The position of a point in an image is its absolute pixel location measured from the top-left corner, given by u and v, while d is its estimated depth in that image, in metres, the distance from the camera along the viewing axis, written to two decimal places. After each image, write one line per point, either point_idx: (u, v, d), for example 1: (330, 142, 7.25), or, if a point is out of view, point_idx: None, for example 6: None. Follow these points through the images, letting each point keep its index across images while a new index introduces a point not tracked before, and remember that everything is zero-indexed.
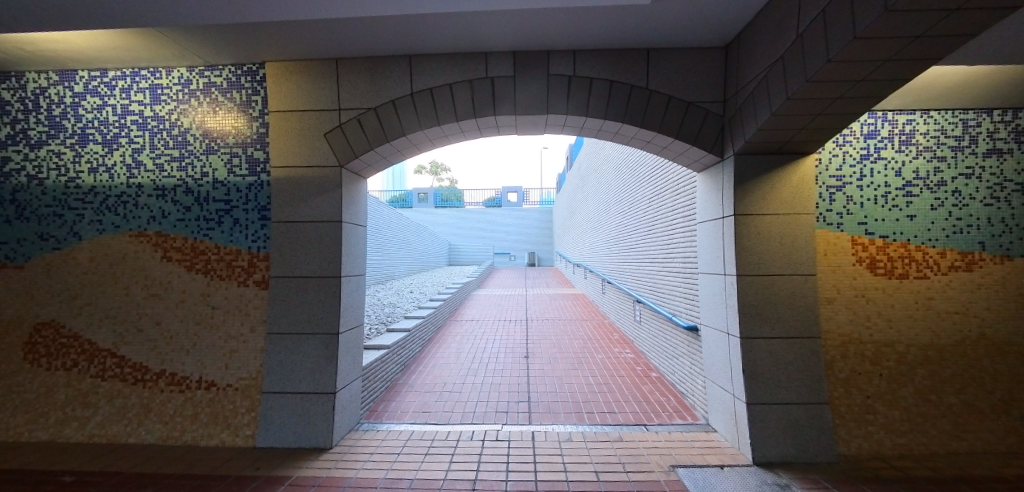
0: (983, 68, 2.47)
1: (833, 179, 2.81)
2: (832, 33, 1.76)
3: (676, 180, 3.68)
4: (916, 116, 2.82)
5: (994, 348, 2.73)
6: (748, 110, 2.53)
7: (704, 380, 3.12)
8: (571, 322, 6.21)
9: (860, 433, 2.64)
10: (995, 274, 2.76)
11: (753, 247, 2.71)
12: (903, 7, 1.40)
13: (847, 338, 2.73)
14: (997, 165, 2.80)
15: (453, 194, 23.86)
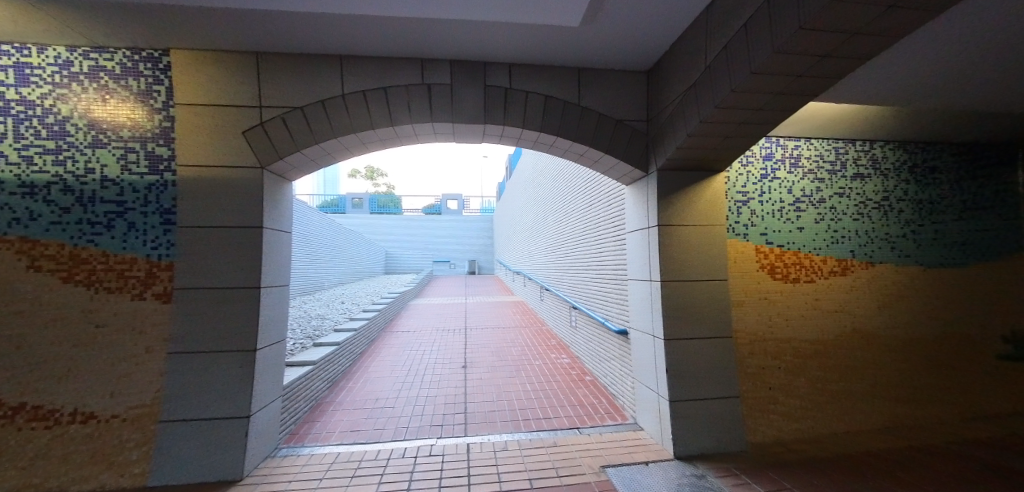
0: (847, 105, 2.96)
1: (740, 195, 3.16)
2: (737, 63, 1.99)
3: (607, 192, 3.90)
4: (802, 142, 3.28)
5: (864, 340, 3.20)
6: (668, 129, 2.76)
7: (632, 381, 3.30)
8: (510, 329, 6.27)
9: (765, 422, 2.94)
10: (863, 278, 3.26)
11: (674, 255, 2.95)
12: (787, 50, 1.76)
13: (753, 336, 3.04)
14: (862, 187, 3.32)
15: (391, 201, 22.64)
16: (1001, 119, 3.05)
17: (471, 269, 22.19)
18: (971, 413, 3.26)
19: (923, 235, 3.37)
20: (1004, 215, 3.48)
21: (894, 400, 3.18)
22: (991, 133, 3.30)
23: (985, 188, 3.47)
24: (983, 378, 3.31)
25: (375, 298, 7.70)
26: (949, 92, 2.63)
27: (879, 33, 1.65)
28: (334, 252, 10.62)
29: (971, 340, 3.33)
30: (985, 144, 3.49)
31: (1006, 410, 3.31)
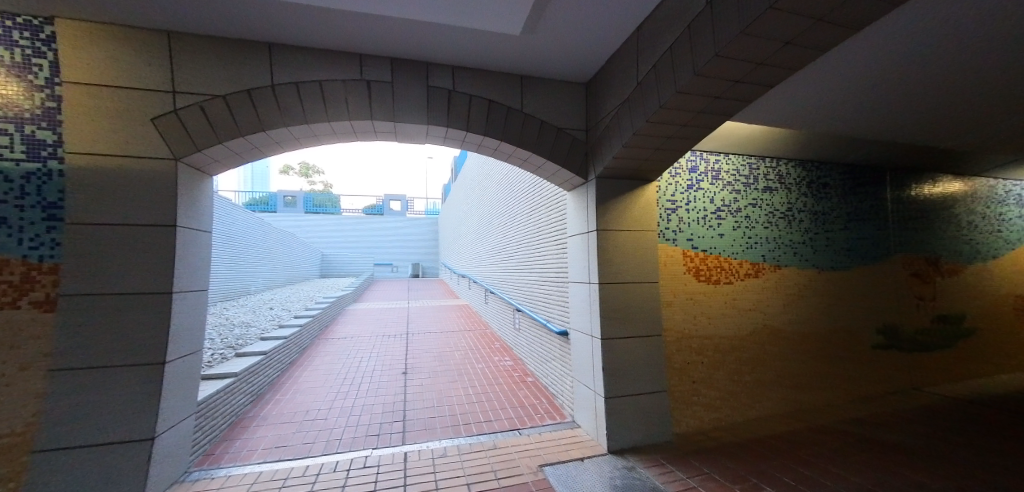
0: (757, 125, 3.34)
1: (669, 203, 3.41)
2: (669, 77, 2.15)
3: (550, 197, 4.02)
4: (722, 157, 3.62)
5: (773, 335, 3.58)
6: (606, 139, 2.92)
7: (571, 380, 3.42)
8: (453, 333, 6.22)
9: (688, 412, 3.18)
10: (772, 279, 3.66)
11: (611, 259, 3.10)
12: (705, 74, 2.03)
13: (680, 334, 3.29)
14: (772, 198, 3.73)
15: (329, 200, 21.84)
16: (875, 145, 3.62)
17: (415, 273, 21.64)
18: (855, 396, 3.76)
19: (819, 242, 3.86)
20: (879, 226, 4.10)
21: (797, 387, 3.57)
22: (867, 156, 3.90)
23: (865, 202, 4.07)
24: (864, 365, 3.84)
25: (308, 304, 7.19)
26: (838, 120, 3.06)
27: (776, 64, 1.99)
28: (262, 254, 9.76)
29: (856, 333, 3.86)
30: (866, 165, 4.08)
31: (879, 392, 3.88)
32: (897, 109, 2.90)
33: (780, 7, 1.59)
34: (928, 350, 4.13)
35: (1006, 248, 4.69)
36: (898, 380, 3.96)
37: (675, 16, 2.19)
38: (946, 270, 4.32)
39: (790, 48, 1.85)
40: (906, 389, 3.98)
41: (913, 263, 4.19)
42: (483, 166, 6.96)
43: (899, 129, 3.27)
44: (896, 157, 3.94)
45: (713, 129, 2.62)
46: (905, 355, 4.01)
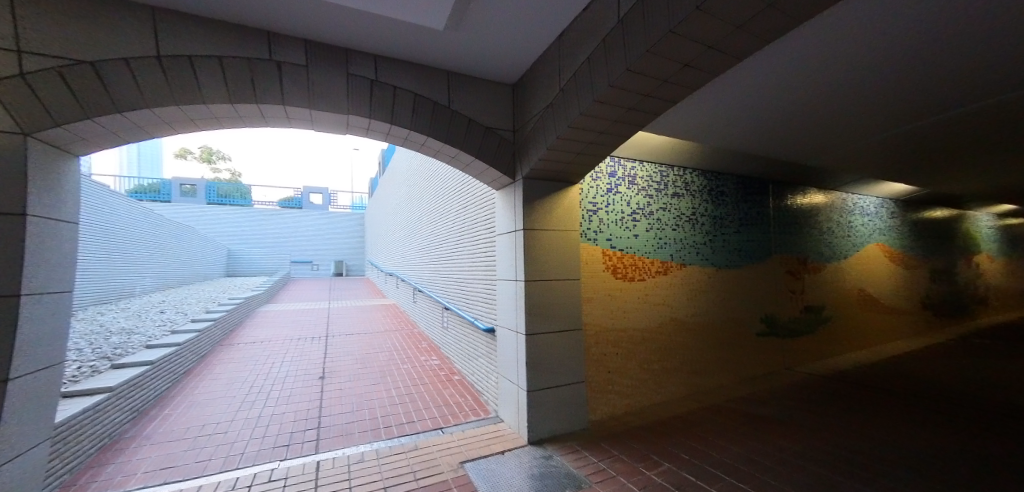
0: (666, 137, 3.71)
1: (591, 204, 3.62)
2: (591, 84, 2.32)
3: (479, 196, 4.05)
4: (638, 163, 3.93)
5: (679, 326, 3.98)
6: (533, 141, 3.03)
7: (497, 376, 3.49)
8: (378, 334, 5.99)
9: (603, 400, 3.42)
10: (678, 276, 4.07)
11: (536, 257, 3.21)
12: (618, 85, 2.24)
13: (599, 327, 3.52)
14: (679, 203, 4.14)
15: (238, 190, 20.14)
16: (760, 161, 4.21)
17: (337, 272, 20.27)
18: (741, 377, 4.33)
19: (717, 243, 4.37)
20: (763, 230, 4.75)
21: (696, 372, 4.01)
22: (754, 170, 4.52)
23: (753, 209, 4.69)
24: (749, 351, 4.44)
25: (209, 306, 6.38)
26: (732, 138, 3.50)
27: (677, 82, 2.24)
28: (148, 250, 8.40)
29: (743, 323, 4.44)
30: (754, 177, 4.71)
31: (760, 373, 4.51)
32: (776, 132, 3.40)
33: (678, 31, 1.80)
34: (797, 335, 4.90)
35: (852, 251, 5.74)
36: (774, 362, 4.64)
37: (593, 30, 2.38)
38: (810, 268, 5.16)
39: (687, 68, 2.10)
40: (779, 369, 4.68)
41: (788, 262, 4.93)
42: (413, 162, 6.76)
43: (777, 149, 3.83)
44: (776, 171, 4.61)
45: (627, 138, 2.87)
46: (780, 341, 4.72)
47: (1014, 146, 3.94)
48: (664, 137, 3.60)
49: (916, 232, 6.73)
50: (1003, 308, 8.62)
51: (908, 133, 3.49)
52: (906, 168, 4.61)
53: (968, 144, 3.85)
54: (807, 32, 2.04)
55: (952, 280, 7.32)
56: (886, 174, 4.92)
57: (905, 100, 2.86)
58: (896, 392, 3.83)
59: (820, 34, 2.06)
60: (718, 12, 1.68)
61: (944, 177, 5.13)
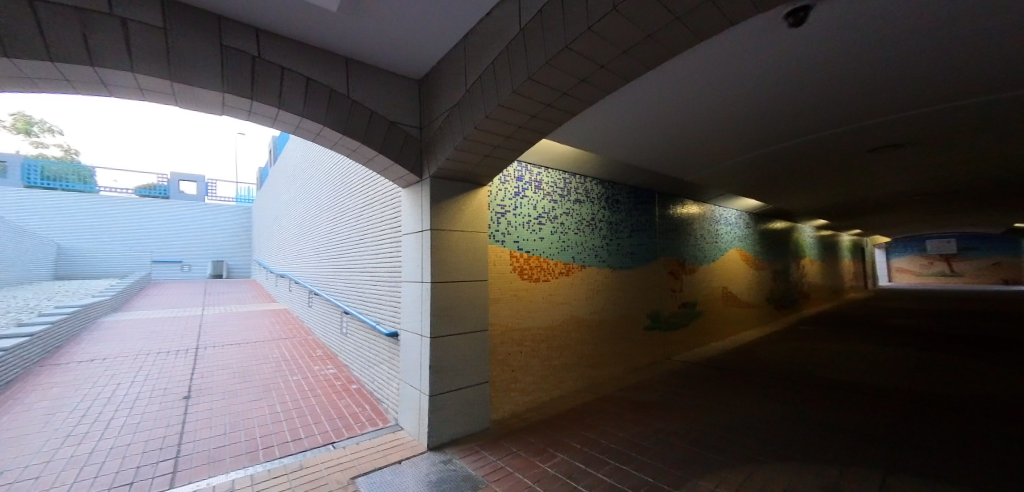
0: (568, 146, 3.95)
1: (499, 207, 3.69)
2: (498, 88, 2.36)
3: (384, 193, 3.86)
4: (545, 169, 4.11)
5: (578, 323, 4.27)
6: (441, 140, 2.97)
7: (398, 382, 3.36)
8: (265, 344, 5.36)
9: (507, 400, 3.50)
10: (579, 277, 4.36)
11: (442, 259, 3.14)
12: (521, 93, 2.29)
13: (505, 327, 3.59)
14: (581, 208, 4.44)
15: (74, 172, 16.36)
16: (648, 173, 4.71)
17: (218, 273, 17.51)
18: (630, 368, 4.81)
19: (613, 246, 4.80)
20: (651, 235, 5.35)
21: (592, 366, 4.34)
22: (644, 182, 5.05)
23: (643, 216, 5.25)
24: (638, 343, 4.95)
25: (22, 318, 4.96)
26: (625, 152, 3.86)
27: (574, 96, 2.38)
28: None
29: (633, 319, 4.94)
30: (645, 188, 5.27)
31: (646, 363, 5.05)
32: (661, 150, 3.83)
33: (573, 49, 1.92)
34: (676, 328, 5.61)
35: (719, 254, 6.78)
36: (658, 352, 5.25)
37: (499, 36, 2.41)
38: (687, 269, 5.96)
39: (583, 83, 2.24)
40: (662, 358, 5.31)
41: (670, 264, 5.63)
42: (310, 151, 6.15)
43: (662, 165, 4.33)
44: (661, 184, 5.22)
45: (531, 145, 2.97)
46: (663, 333, 5.36)
47: (825, 174, 5.03)
48: (566, 147, 3.84)
49: (763, 240, 8.21)
50: (818, 301, 10.96)
51: (757, 159, 4.21)
52: (756, 187, 5.59)
53: (797, 171, 4.80)
54: (681, 65, 2.31)
55: (786, 279, 9.09)
56: (743, 191, 5.92)
57: (754, 132, 3.45)
58: (745, 373, 4.60)
59: (691, 68, 2.36)
60: (607, 35, 1.81)
61: (782, 196, 6.34)
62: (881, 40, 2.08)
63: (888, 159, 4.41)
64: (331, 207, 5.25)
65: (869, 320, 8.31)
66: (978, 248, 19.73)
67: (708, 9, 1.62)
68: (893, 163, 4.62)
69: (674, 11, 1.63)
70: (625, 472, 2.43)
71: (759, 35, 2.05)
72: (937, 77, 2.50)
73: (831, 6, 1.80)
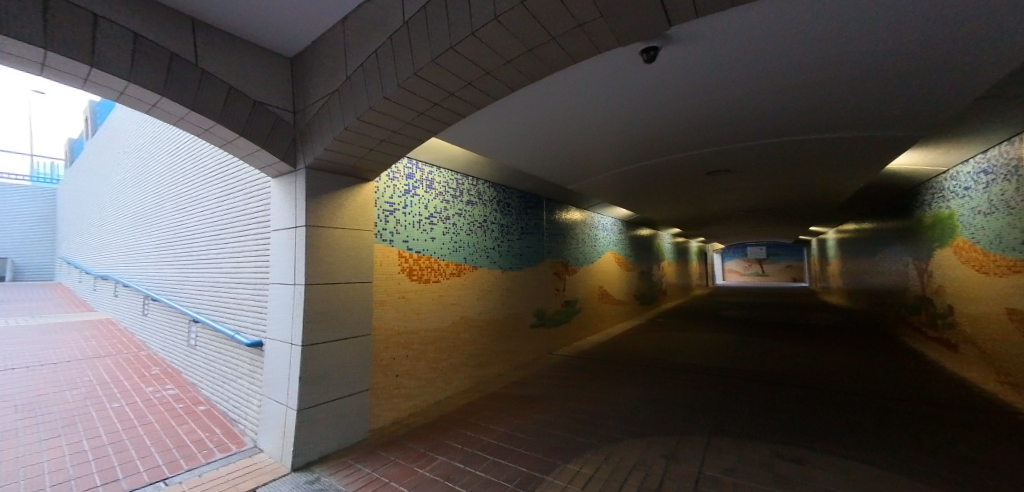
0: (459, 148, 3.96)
1: (388, 204, 3.51)
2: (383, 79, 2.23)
3: (247, 183, 3.38)
4: (436, 169, 4.05)
5: (468, 323, 4.32)
6: (319, 128, 2.69)
7: (260, 397, 2.98)
8: (70, 365, 4.23)
9: (388, 407, 3.33)
10: (470, 278, 4.41)
11: (319, 259, 2.84)
12: (407, 88, 2.18)
13: (390, 331, 3.43)
14: (473, 210, 4.51)
15: None
16: (538, 180, 5.00)
17: (0, 273, 13.40)
18: (517, 364, 5.04)
19: (504, 248, 4.98)
20: (539, 238, 5.71)
21: (480, 365, 4.42)
22: (533, 187, 5.36)
23: (532, 220, 5.57)
24: (525, 340, 5.23)
25: None
26: (517, 158, 4.02)
27: (462, 99, 2.37)
28: None
29: (521, 317, 5.20)
30: (534, 193, 5.60)
31: (532, 358, 5.36)
32: (548, 160, 4.09)
33: (458, 51, 1.90)
34: (559, 324, 6.09)
35: (597, 256, 7.58)
36: (543, 348, 5.62)
37: (385, 24, 2.28)
38: (570, 269, 6.52)
39: (470, 88, 2.23)
40: (546, 353, 5.69)
41: (556, 264, 6.09)
42: (148, 122, 4.99)
43: (550, 173, 4.63)
44: (549, 190, 5.60)
45: (420, 143, 2.88)
46: (548, 330, 5.75)
47: (677, 191, 6.00)
48: (457, 148, 3.84)
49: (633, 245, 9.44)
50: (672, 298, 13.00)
51: (627, 174, 4.80)
52: (627, 198, 6.39)
53: (657, 187, 5.62)
54: (562, 83, 2.48)
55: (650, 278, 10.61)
56: (617, 202, 6.70)
57: (621, 151, 3.93)
58: (615, 362, 5.19)
59: (572, 86, 2.54)
60: (490, 43, 1.83)
61: (648, 207, 7.37)
62: (715, 85, 2.53)
63: (719, 182, 5.45)
64: (177, 194, 4.38)
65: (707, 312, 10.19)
66: (779, 254, 25.60)
67: (579, 33, 1.75)
68: (723, 185, 5.73)
69: (550, 29, 1.73)
70: (501, 466, 2.52)
71: (625, 65, 2.30)
72: (750, 121, 3.16)
73: (674, 48, 2.11)
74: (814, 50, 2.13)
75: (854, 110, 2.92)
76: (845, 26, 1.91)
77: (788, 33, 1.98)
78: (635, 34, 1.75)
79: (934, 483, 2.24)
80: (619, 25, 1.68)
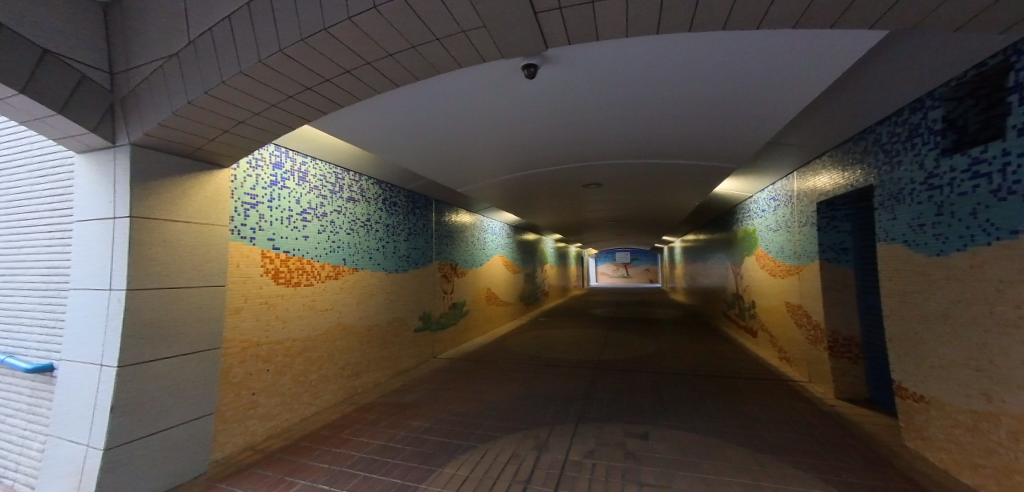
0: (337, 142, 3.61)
1: (248, 196, 3.03)
2: (241, 51, 1.89)
3: (35, 159, 2.57)
4: (309, 160, 3.66)
5: (343, 330, 3.98)
6: (150, 98, 2.18)
7: (47, 439, 2.28)
8: None
9: (237, 431, 2.85)
10: (349, 281, 4.10)
11: (149, 258, 2.28)
12: (272, 66, 1.88)
13: (247, 342, 2.97)
14: (355, 208, 4.22)
15: None
16: (427, 180, 4.92)
17: None
18: (399, 371, 4.85)
19: (389, 249, 4.76)
20: (427, 239, 5.61)
21: (357, 375, 4.12)
22: (422, 188, 5.26)
23: (419, 221, 5.45)
24: (408, 345, 5.06)
25: None
26: (406, 158, 3.87)
27: (341, 88, 2.15)
28: None
29: (405, 322, 5.02)
30: (422, 194, 5.51)
31: (415, 364, 5.19)
32: (438, 162, 4.04)
33: (334, 36, 1.72)
34: (446, 327, 6.07)
35: (485, 259, 7.81)
36: (427, 352, 5.52)
37: None
38: (458, 272, 6.58)
39: (350, 76, 2.03)
40: (431, 357, 5.60)
41: (443, 267, 6.08)
42: None
43: (441, 176, 4.59)
44: (438, 191, 5.57)
45: (291, 131, 2.55)
46: (433, 333, 5.67)
47: (557, 199, 6.54)
48: (336, 140, 3.51)
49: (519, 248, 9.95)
50: (553, 298, 14.07)
51: (513, 182, 5.03)
52: (514, 204, 6.71)
53: (540, 195, 6.04)
54: (452, 85, 2.45)
55: (534, 280, 11.31)
56: (506, 207, 7.00)
57: (508, 160, 4.10)
58: (498, 362, 5.37)
59: (462, 90, 2.53)
60: (370, 31, 1.70)
61: (535, 213, 7.86)
62: (589, 107, 2.82)
63: (591, 194, 6.09)
64: None
65: (582, 311, 11.30)
66: (640, 259, 29.85)
67: (462, 39, 1.76)
68: (596, 197, 6.46)
69: (435, 30, 1.70)
70: (372, 481, 2.37)
71: (511, 78, 2.39)
72: (613, 142, 3.61)
73: (551, 69, 2.27)
74: (665, 89, 2.53)
75: (685, 143, 3.57)
76: (681, 73, 2.32)
77: (645, 71, 2.30)
78: (517, 49, 1.82)
79: (736, 442, 2.85)
80: (499, 38, 1.74)
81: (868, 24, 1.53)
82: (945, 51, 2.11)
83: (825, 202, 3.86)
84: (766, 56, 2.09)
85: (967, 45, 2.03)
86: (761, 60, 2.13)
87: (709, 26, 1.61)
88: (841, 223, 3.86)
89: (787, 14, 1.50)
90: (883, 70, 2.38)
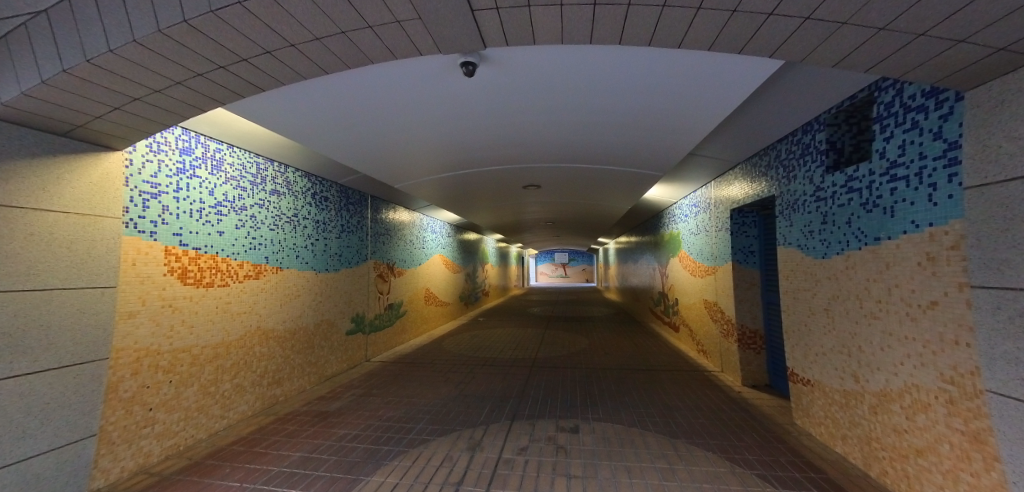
0: (256, 130, 3.27)
1: (148, 185, 2.66)
2: (133, 16, 1.62)
3: None
4: (224, 147, 3.31)
5: (262, 335, 3.64)
6: (10, 63, 1.81)
7: None
8: None
9: (126, 454, 2.48)
10: (271, 281, 3.77)
11: (7, 254, 1.90)
12: (174, 38, 1.64)
13: (144, 351, 2.60)
14: (279, 202, 3.89)
15: None
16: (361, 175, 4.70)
17: None
18: (326, 377, 4.55)
19: (318, 247, 4.46)
20: (361, 237, 5.33)
21: (277, 383, 3.80)
22: (357, 183, 5.01)
23: (353, 217, 5.16)
24: (337, 350, 4.78)
25: None
26: (337, 150, 3.64)
27: (261, 69, 1.94)
28: None
29: (334, 325, 4.73)
30: (356, 189, 5.23)
31: (344, 369, 4.90)
32: (373, 156, 3.85)
33: (250, 10, 1.53)
34: (379, 329, 5.83)
35: (423, 259, 7.60)
36: (359, 356, 5.27)
37: None
38: (395, 271, 6.34)
39: (271, 57, 1.85)
40: (362, 361, 5.33)
41: (379, 267, 5.82)
42: None
43: (377, 172, 4.39)
44: (373, 187, 5.33)
45: (199, 112, 2.26)
46: (365, 336, 5.40)
47: (497, 200, 6.58)
48: (254, 127, 3.18)
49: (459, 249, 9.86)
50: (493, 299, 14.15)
51: (452, 180, 4.98)
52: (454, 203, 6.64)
53: (479, 194, 6.03)
54: (387, 76, 2.33)
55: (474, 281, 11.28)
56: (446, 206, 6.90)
57: (445, 158, 4.04)
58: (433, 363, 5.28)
59: (400, 82, 2.42)
60: (292, 10, 1.54)
61: (476, 213, 7.85)
62: (529, 109, 2.86)
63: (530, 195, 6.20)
64: None
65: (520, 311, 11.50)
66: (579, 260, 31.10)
67: (397, 29, 1.68)
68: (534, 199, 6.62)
69: (366, 18, 1.60)
70: None
71: (451, 74, 2.34)
72: (547, 145, 3.71)
73: (489, 68, 2.26)
74: (599, 96, 2.64)
75: (612, 150, 3.76)
76: (611, 83, 2.44)
77: (581, 77, 2.39)
78: (455, 45, 1.79)
79: (656, 430, 3.07)
80: (436, 32, 1.69)
81: (767, 54, 1.72)
82: (827, 82, 2.45)
83: (736, 210, 4.31)
84: (688, 74, 2.26)
85: (844, 79, 2.38)
86: (682, 77, 2.30)
87: (635, 41, 1.71)
88: (749, 229, 4.35)
89: (703, 38, 1.64)
90: (783, 93, 2.70)
